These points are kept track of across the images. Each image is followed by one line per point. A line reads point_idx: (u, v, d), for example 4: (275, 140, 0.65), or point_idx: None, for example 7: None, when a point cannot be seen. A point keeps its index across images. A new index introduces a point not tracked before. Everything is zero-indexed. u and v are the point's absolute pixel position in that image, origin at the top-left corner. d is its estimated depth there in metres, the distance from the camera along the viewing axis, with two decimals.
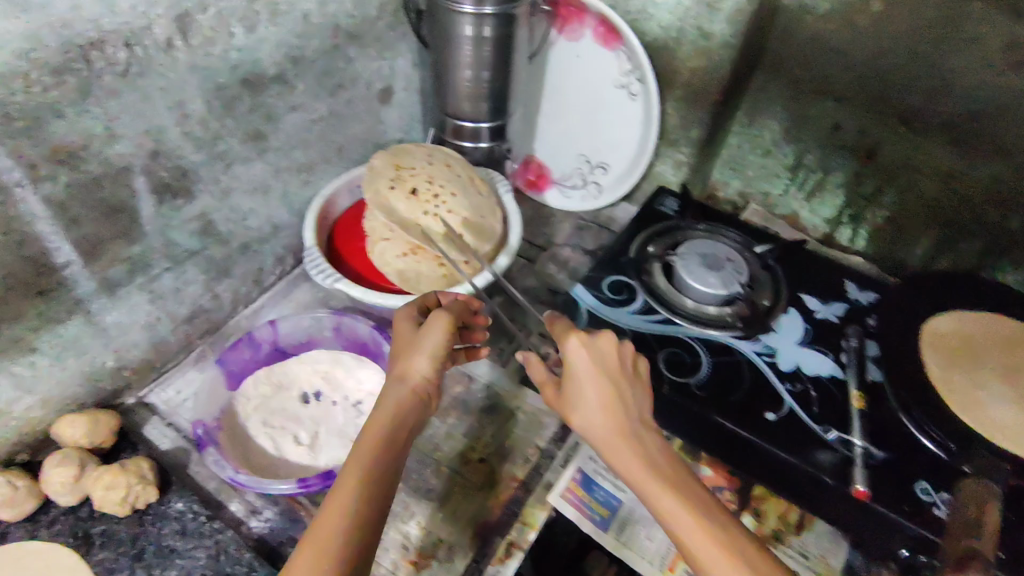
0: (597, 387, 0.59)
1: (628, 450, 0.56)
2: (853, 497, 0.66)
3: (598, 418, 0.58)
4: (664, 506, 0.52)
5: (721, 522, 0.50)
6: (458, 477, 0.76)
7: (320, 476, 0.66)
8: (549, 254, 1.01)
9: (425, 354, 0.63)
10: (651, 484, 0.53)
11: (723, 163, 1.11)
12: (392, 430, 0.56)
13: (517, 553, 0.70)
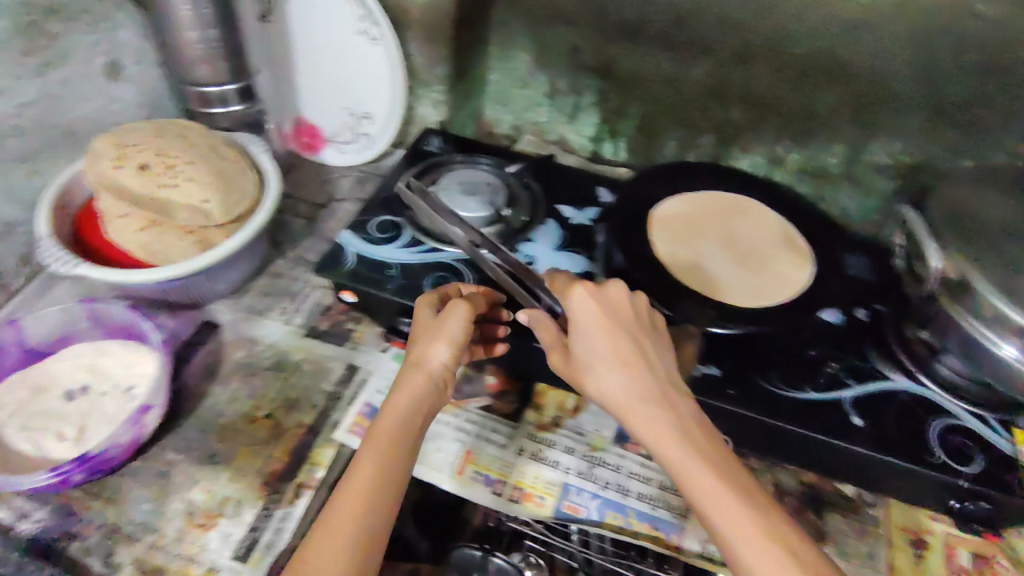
0: (613, 350, 0.62)
1: (650, 413, 0.59)
2: None
3: (616, 381, 0.61)
4: (679, 461, 0.56)
5: (728, 475, 0.55)
6: (244, 436, 0.76)
7: (74, 462, 0.65)
8: (329, 210, 1.01)
9: (432, 342, 0.66)
10: (672, 442, 0.57)
11: (491, 99, 1.16)
12: (401, 440, 0.60)
13: (307, 492, 0.72)
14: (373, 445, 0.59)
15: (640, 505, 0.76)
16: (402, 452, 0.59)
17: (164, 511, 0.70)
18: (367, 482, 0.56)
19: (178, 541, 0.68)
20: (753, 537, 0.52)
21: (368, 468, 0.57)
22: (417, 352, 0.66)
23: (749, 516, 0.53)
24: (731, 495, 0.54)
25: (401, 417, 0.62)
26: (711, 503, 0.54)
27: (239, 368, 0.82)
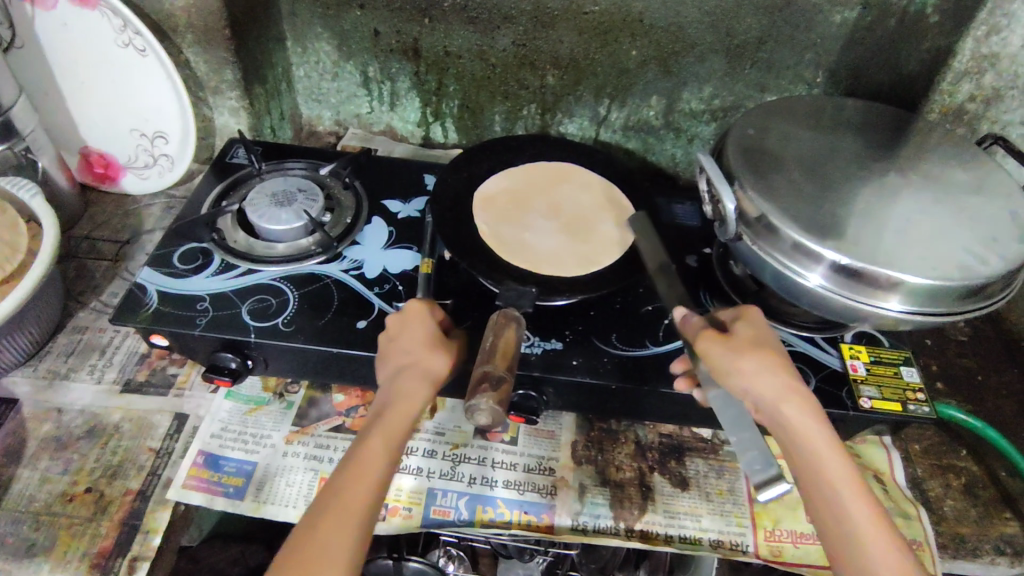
0: (772, 351, 0.60)
1: (808, 407, 0.58)
2: None
3: (774, 374, 0.58)
4: (824, 454, 0.56)
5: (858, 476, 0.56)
6: (62, 519, 0.67)
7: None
8: (136, 246, 0.92)
9: (422, 354, 0.62)
10: (819, 434, 0.56)
11: (304, 97, 1.08)
12: (388, 447, 0.56)
13: (143, 564, 0.65)
14: (367, 467, 0.55)
15: (508, 494, 0.75)
16: (376, 474, 0.55)
17: None
18: (366, 496, 0.53)
19: None
20: (882, 538, 0.52)
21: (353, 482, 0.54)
22: (419, 359, 0.62)
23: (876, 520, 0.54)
24: (862, 496, 0.54)
25: (395, 427, 0.57)
26: (851, 499, 0.54)
27: (47, 443, 0.72)
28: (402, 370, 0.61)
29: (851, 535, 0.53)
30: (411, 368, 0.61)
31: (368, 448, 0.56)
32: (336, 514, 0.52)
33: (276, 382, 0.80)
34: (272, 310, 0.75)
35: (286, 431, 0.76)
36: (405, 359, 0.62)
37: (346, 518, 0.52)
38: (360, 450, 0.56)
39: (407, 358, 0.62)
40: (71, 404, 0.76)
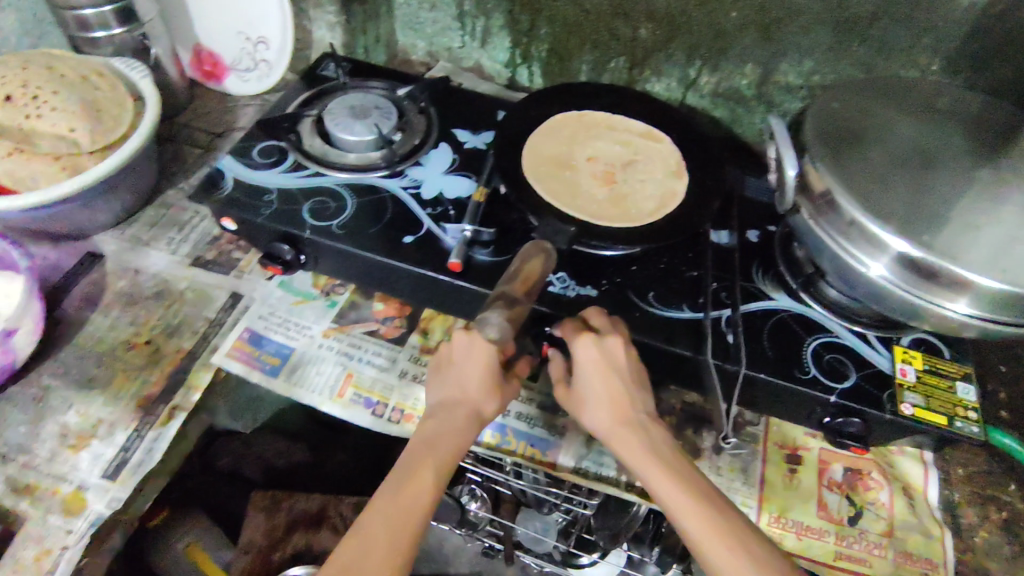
0: (601, 389, 0.65)
1: (629, 445, 0.62)
2: (450, 269, 0.74)
3: (603, 417, 0.65)
4: (657, 487, 0.59)
5: (703, 500, 0.57)
6: (122, 363, 0.76)
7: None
8: (226, 140, 0.99)
9: (474, 391, 0.64)
10: (647, 470, 0.60)
11: (402, 24, 1.11)
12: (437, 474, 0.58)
13: (182, 413, 0.72)
14: (403, 505, 0.55)
15: (518, 424, 0.76)
16: (415, 503, 0.56)
17: (38, 434, 0.70)
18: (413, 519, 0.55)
19: (51, 461, 0.68)
20: (729, 549, 0.54)
21: (384, 520, 0.54)
22: (464, 391, 0.64)
23: (735, 539, 0.54)
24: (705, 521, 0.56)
25: (440, 457, 0.59)
26: (690, 526, 0.56)
27: (122, 296, 0.82)
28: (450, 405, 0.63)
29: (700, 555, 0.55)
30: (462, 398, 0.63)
31: (418, 487, 0.57)
32: (376, 541, 0.53)
33: (325, 281, 0.85)
34: (331, 211, 0.80)
35: (325, 326, 0.81)
36: (455, 392, 0.64)
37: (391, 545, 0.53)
38: (403, 484, 0.57)
39: (453, 389, 0.64)
40: (148, 267, 0.84)
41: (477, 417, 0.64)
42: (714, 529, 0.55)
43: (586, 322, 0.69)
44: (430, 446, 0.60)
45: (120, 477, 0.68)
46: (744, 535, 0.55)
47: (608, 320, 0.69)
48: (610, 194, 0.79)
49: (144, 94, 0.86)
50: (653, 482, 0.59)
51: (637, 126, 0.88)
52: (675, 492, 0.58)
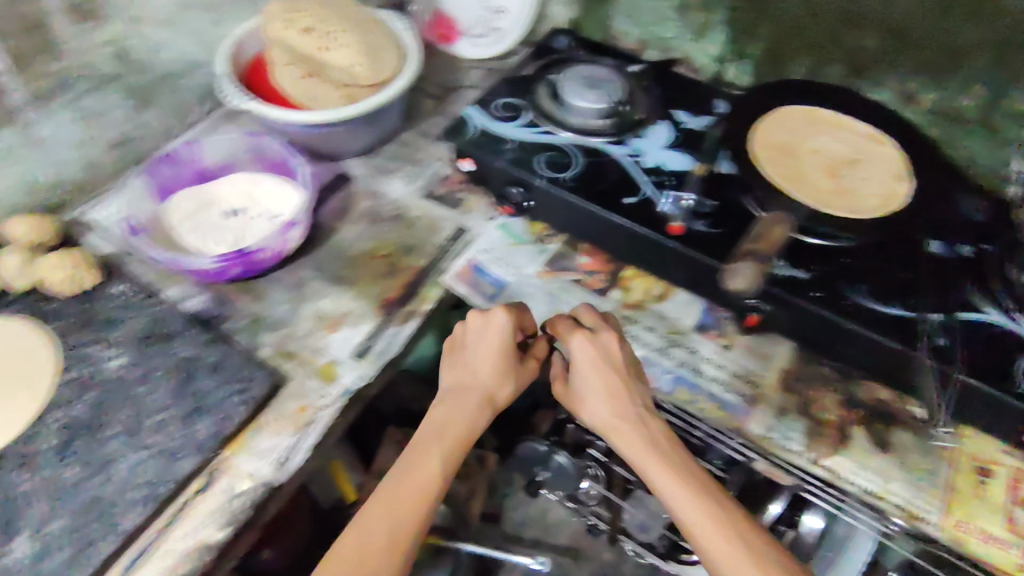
0: (603, 381, 0.75)
1: (626, 440, 0.72)
2: (671, 233, 0.80)
3: (603, 411, 0.74)
4: (653, 477, 0.69)
5: (693, 493, 0.67)
6: (366, 269, 0.87)
7: (240, 249, 0.79)
8: (455, 95, 1.10)
9: (489, 377, 0.78)
10: (648, 463, 0.70)
11: (621, 10, 1.18)
12: (445, 467, 0.71)
13: (416, 318, 0.83)
14: (416, 479, 0.70)
15: (712, 386, 0.81)
16: (422, 487, 0.69)
17: (298, 313, 0.83)
18: (418, 504, 0.68)
19: (308, 336, 0.80)
20: (733, 548, 0.63)
21: (383, 507, 0.68)
22: (472, 381, 0.78)
23: (724, 532, 0.64)
24: (706, 522, 0.65)
25: (443, 441, 0.73)
26: (689, 516, 0.66)
27: (366, 214, 0.94)
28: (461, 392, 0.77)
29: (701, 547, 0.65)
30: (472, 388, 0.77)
31: (428, 463, 0.71)
32: (383, 514, 0.67)
33: (539, 230, 0.93)
34: (563, 166, 0.88)
35: (538, 268, 0.89)
36: (466, 380, 0.78)
37: (392, 516, 0.67)
38: (409, 463, 0.71)
39: (471, 378, 0.78)
40: (389, 194, 0.96)
41: (488, 399, 0.77)
42: (716, 527, 0.64)
43: (576, 322, 0.79)
44: (430, 434, 0.74)
45: (365, 359, 0.79)
46: (736, 528, 0.65)
47: (597, 318, 0.79)
48: (834, 186, 0.84)
49: (406, 46, 0.99)
50: (652, 475, 0.69)
51: (862, 128, 0.92)
52: (674, 485, 0.68)
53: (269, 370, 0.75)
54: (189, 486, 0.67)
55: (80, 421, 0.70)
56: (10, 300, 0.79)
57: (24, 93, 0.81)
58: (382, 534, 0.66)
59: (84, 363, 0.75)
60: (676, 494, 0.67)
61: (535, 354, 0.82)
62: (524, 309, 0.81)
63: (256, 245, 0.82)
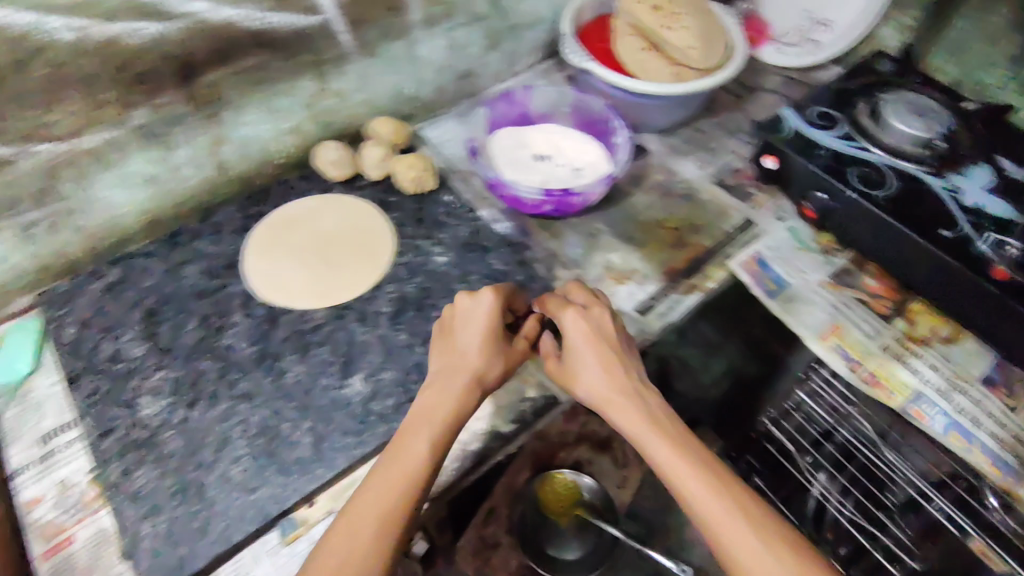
0: (597, 351, 0.68)
1: (625, 414, 0.64)
2: (991, 275, 0.77)
3: (599, 380, 0.67)
4: (656, 454, 0.61)
5: (724, 490, 0.58)
6: (656, 235, 0.93)
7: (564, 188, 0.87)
8: (754, 96, 1.14)
9: (474, 358, 0.68)
10: (648, 438, 0.62)
11: (943, 47, 1.07)
12: (444, 433, 0.63)
13: (698, 292, 0.87)
14: (410, 460, 0.60)
15: (989, 443, 0.78)
16: (408, 465, 0.60)
17: (592, 259, 0.90)
18: (399, 481, 0.59)
19: (599, 281, 0.87)
20: (782, 563, 0.54)
21: (382, 479, 0.59)
22: (457, 361, 0.68)
23: (769, 539, 0.56)
24: (737, 523, 0.56)
25: (432, 423, 0.63)
26: (697, 502, 0.58)
27: (659, 186, 0.99)
28: (449, 371, 0.67)
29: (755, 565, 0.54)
30: (460, 362, 0.68)
31: (415, 448, 0.61)
32: (385, 486, 0.59)
33: (825, 241, 0.95)
34: (876, 183, 0.86)
35: (820, 278, 0.91)
36: (452, 362, 0.68)
37: (391, 486, 0.59)
38: (407, 443, 0.62)
39: (449, 360, 0.68)
40: (681, 173, 1.01)
41: (476, 380, 0.67)
42: (760, 540, 0.55)
43: (568, 298, 0.74)
44: (424, 414, 0.64)
45: (648, 317, 0.84)
46: (770, 534, 0.56)
47: (591, 298, 0.74)
48: None
49: (736, 47, 1.01)
50: (653, 450, 0.62)
51: None
52: (667, 453, 0.61)
53: None
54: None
55: (410, 299, 0.81)
56: (361, 184, 0.92)
57: (420, 15, 0.89)
58: (376, 517, 0.57)
59: (415, 253, 0.86)
60: (707, 491, 0.58)
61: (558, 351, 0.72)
62: (510, 288, 0.75)
63: (577, 190, 0.89)
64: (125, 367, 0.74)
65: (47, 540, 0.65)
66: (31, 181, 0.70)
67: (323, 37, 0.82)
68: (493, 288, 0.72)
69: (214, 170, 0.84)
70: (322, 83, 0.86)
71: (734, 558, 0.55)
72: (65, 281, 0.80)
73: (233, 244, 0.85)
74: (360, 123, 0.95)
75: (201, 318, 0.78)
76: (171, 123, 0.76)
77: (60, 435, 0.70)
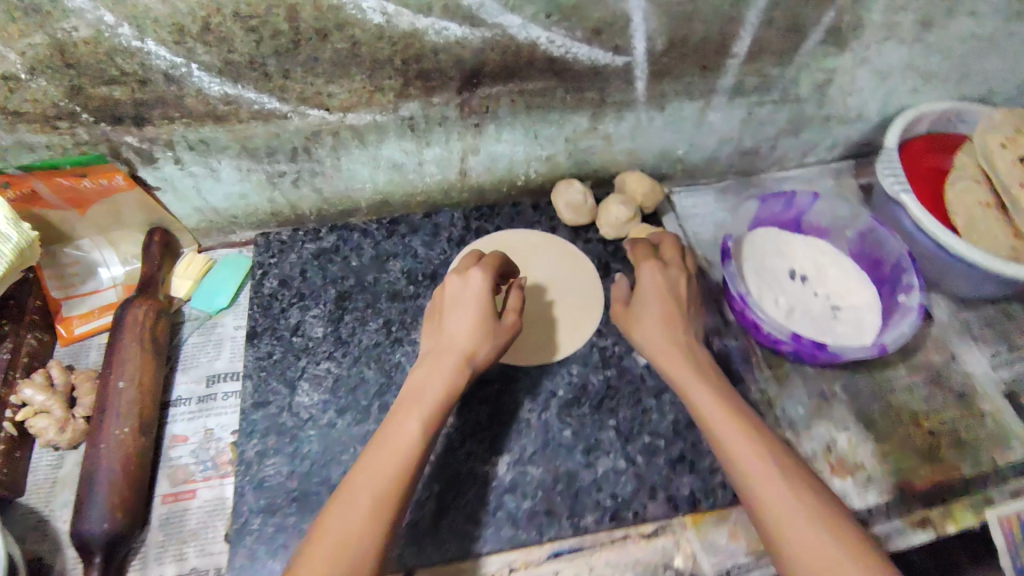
0: (661, 306, 0.68)
1: (676, 363, 0.64)
2: None
3: (655, 333, 0.66)
4: (705, 406, 0.60)
5: (759, 445, 0.55)
6: (901, 431, 0.76)
7: (813, 342, 0.72)
8: None
9: (462, 338, 0.62)
10: (696, 390, 0.61)
11: None
12: (441, 403, 0.57)
13: (930, 530, 0.70)
14: (402, 438, 0.54)
15: None
16: (399, 446, 0.53)
17: (812, 429, 0.75)
18: (392, 457, 0.52)
19: (810, 460, 0.73)
20: (807, 514, 0.51)
21: (372, 460, 0.52)
22: (443, 341, 0.62)
23: (801, 499, 0.52)
24: (769, 472, 0.54)
25: (420, 404, 0.57)
26: (742, 455, 0.55)
27: (928, 368, 0.81)
28: (438, 352, 0.61)
29: (778, 518, 0.51)
30: (449, 338, 0.62)
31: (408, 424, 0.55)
32: (377, 463, 0.52)
33: None
34: None
35: None
36: (440, 344, 0.62)
37: (389, 455, 0.53)
38: (398, 422, 0.56)
39: (438, 341, 0.63)
40: (964, 364, 0.81)
41: (466, 361, 0.61)
42: (793, 493, 0.52)
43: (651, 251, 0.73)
44: (412, 395, 0.58)
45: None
46: (806, 495, 0.52)
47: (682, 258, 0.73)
48: None
49: None
50: (708, 408, 0.59)
51: None
52: (729, 417, 0.58)
53: None
54: (629, 527, 0.64)
55: (592, 392, 0.71)
56: (589, 236, 0.84)
57: (731, 82, 0.77)
58: (371, 492, 0.50)
59: (617, 340, 0.75)
60: (748, 442, 0.56)
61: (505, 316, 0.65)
62: (500, 259, 0.69)
63: (834, 347, 0.72)
64: (302, 343, 0.73)
65: (174, 484, 0.66)
66: (294, 140, 0.70)
67: (619, 81, 0.73)
68: (478, 266, 0.67)
69: (456, 175, 0.81)
70: (595, 122, 0.78)
71: (773, 519, 0.51)
72: (286, 231, 0.82)
73: (444, 254, 0.81)
74: (614, 171, 0.86)
75: (385, 321, 0.75)
76: (434, 121, 0.72)
77: (223, 382, 0.72)
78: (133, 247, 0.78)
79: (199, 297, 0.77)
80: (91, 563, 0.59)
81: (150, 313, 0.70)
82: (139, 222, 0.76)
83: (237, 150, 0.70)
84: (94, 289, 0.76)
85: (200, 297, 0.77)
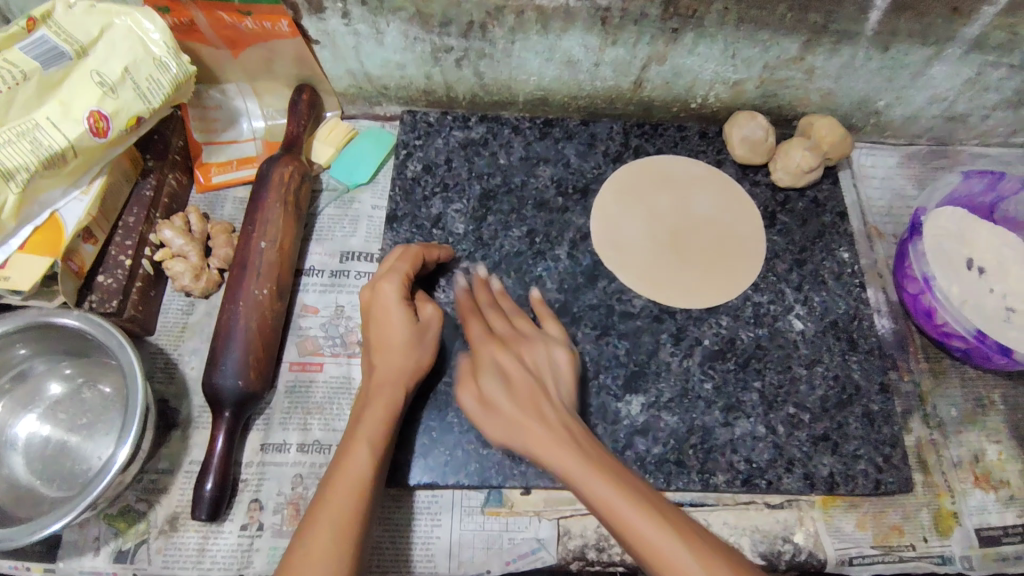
0: (500, 342, 0.57)
1: (518, 396, 0.53)
2: None
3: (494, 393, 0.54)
4: (560, 458, 0.49)
5: (624, 485, 0.46)
6: None
7: (1000, 344, 0.66)
8: None
9: (399, 357, 0.56)
10: (545, 442, 0.50)
11: None
12: (386, 429, 0.53)
13: None
14: (353, 469, 0.50)
15: None
16: (349, 482, 0.49)
17: (961, 435, 0.69)
18: (345, 494, 0.48)
19: (953, 466, 0.68)
20: (701, 562, 0.41)
21: (326, 500, 0.48)
22: (378, 366, 0.56)
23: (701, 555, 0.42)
24: (649, 521, 0.44)
25: (364, 431, 0.53)
26: (604, 495, 0.46)
27: None
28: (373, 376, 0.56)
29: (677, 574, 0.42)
30: (382, 355, 0.56)
31: (358, 448, 0.51)
32: (330, 503, 0.48)
33: None
34: None
35: None
36: (373, 368, 0.56)
37: (340, 490, 0.49)
38: (342, 457, 0.51)
39: (372, 366, 0.57)
40: None
41: (405, 379, 0.56)
42: (672, 543, 0.43)
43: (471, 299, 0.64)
44: (353, 425, 0.53)
45: (986, 549, 0.65)
46: (691, 532, 0.43)
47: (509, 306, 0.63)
48: None
49: None
50: (562, 460, 0.49)
51: None
52: (579, 463, 0.48)
53: (908, 476, 0.64)
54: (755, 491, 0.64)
55: (739, 348, 0.67)
56: (757, 177, 0.75)
57: (975, 34, 0.66)
58: (331, 530, 0.46)
59: (774, 299, 0.69)
60: (605, 490, 0.46)
61: (423, 317, 0.58)
62: (416, 252, 0.61)
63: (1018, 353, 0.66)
64: (442, 236, 0.69)
65: (303, 353, 0.65)
66: (474, 12, 0.63)
67: (853, 8, 0.63)
68: (388, 272, 0.59)
69: (630, 83, 0.72)
70: (804, 51, 0.68)
71: None
72: (435, 112, 0.76)
73: (597, 168, 0.74)
74: (801, 112, 0.77)
75: (529, 230, 0.70)
76: (630, 18, 0.64)
77: (358, 261, 0.70)
78: (276, 101, 0.73)
79: (338, 167, 0.72)
80: (219, 417, 0.58)
81: (294, 174, 0.66)
82: (289, 74, 0.70)
83: (410, 13, 0.63)
84: (234, 139, 0.72)
85: (339, 166, 0.72)
